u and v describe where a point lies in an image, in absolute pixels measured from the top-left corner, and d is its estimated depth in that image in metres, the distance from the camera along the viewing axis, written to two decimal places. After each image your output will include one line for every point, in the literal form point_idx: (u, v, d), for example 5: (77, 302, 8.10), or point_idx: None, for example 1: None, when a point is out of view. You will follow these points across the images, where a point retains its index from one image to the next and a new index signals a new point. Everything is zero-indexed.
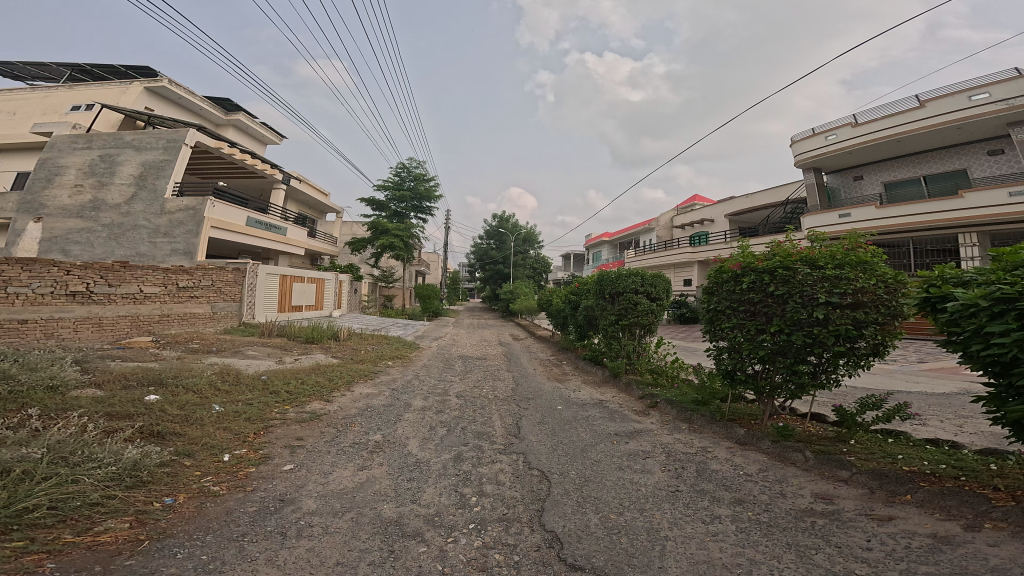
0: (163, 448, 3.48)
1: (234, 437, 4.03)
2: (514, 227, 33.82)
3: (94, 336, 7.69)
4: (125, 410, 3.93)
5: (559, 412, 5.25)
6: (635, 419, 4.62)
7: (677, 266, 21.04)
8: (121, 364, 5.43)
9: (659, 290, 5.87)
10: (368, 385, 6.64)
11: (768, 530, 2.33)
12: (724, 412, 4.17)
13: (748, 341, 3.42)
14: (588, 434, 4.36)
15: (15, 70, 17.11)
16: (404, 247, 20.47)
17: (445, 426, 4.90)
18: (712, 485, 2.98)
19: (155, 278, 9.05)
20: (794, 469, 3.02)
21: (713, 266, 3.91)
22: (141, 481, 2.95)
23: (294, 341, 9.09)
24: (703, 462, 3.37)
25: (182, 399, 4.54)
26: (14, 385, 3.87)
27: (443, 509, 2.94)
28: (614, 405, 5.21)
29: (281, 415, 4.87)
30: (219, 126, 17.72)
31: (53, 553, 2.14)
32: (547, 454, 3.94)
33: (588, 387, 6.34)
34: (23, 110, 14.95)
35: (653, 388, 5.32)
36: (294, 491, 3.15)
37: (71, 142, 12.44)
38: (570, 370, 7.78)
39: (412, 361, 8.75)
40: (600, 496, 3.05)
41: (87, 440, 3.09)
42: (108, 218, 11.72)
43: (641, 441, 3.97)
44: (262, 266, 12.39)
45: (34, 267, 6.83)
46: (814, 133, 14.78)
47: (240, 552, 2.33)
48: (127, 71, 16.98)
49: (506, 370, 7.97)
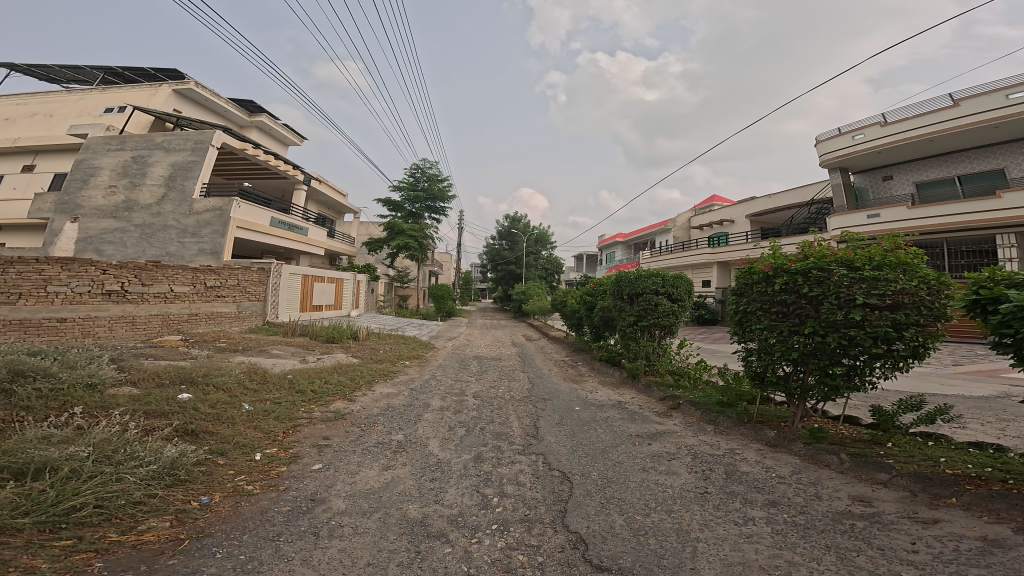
0: (197, 446, 3.53)
1: (264, 436, 4.09)
2: (526, 228, 33.87)
3: (128, 334, 7.80)
4: (161, 408, 3.99)
5: (577, 413, 5.25)
6: (658, 420, 4.60)
7: (697, 266, 20.96)
8: (154, 363, 5.47)
9: (680, 291, 5.86)
10: (388, 385, 6.68)
11: (804, 532, 2.34)
12: (751, 414, 4.14)
13: (781, 343, 3.39)
14: (607, 436, 4.35)
15: (51, 73, 17.45)
16: (419, 247, 20.54)
17: (464, 426, 4.92)
18: (742, 486, 2.98)
19: (185, 278, 9.16)
20: (828, 471, 2.99)
21: (742, 268, 3.90)
22: (178, 481, 3.02)
23: (316, 341, 9.17)
24: (732, 464, 3.34)
25: (213, 398, 4.59)
26: (54, 382, 3.90)
27: (465, 510, 2.95)
28: (634, 406, 5.19)
29: (307, 414, 4.91)
30: (243, 128, 17.92)
31: (100, 552, 2.19)
32: (568, 455, 3.94)
33: (605, 388, 6.33)
34: (58, 112, 15.25)
35: (674, 390, 5.30)
36: (324, 491, 3.18)
37: (104, 143, 12.64)
38: (586, 370, 7.77)
39: (429, 361, 8.79)
40: (624, 497, 3.05)
41: (128, 439, 3.18)
42: (141, 219, 11.91)
43: (664, 443, 3.95)
44: (287, 266, 12.51)
45: (73, 266, 6.94)
46: (841, 133, 14.62)
47: (277, 552, 2.36)
48: (156, 74, 17.25)
49: (521, 370, 8.00)
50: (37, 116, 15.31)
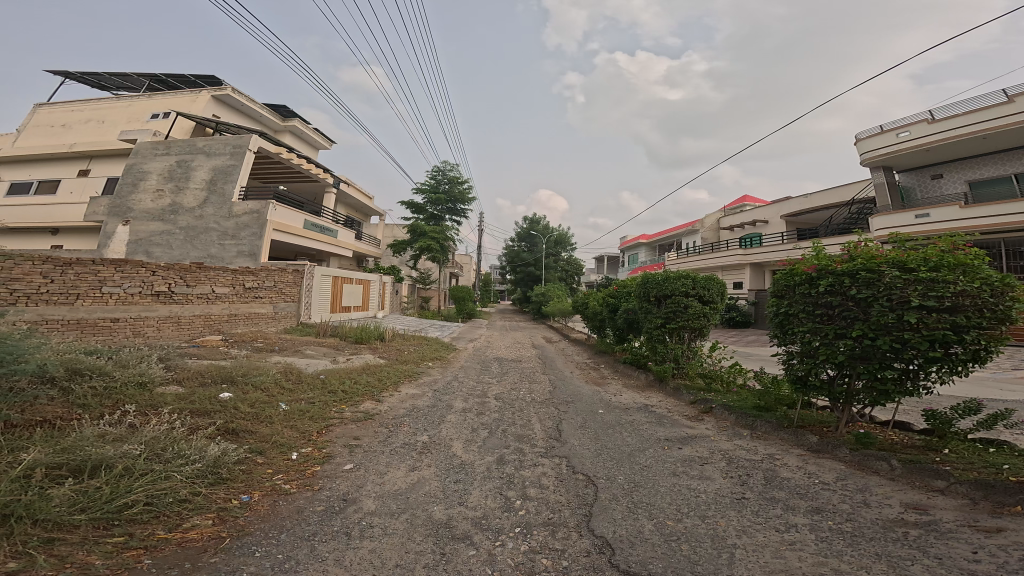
0: (238, 444, 3.72)
1: (298, 435, 4.22)
2: (546, 229, 33.88)
3: (174, 334, 8.02)
4: (204, 407, 4.13)
5: (601, 416, 5.21)
6: (688, 424, 4.53)
7: (727, 267, 20.71)
8: (197, 362, 5.65)
9: (713, 293, 5.78)
10: (413, 386, 6.77)
11: (852, 540, 2.31)
12: (792, 419, 4.06)
13: (826, 347, 3.35)
14: (634, 439, 4.32)
15: (102, 80, 18.04)
16: (440, 249, 20.66)
17: (486, 428, 4.93)
18: (784, 493, 2.94)
19: (226, 279, 9.39)
20: (877, 478, 2.93)
21: (783, 269, 3.88)
22: (221, 479, 3.20)
23: (345, 341, 9.30)
24: (772, 469, 3.29)
25: (252, 397, 4.70)
26: (107, 380, 4.06)
27: (489, 512, 2.95)
28: (663, 410, 5.13)
29: (338, 414, 5.02)
30: (277, 132, 18.31)
31: (149, 549, 2.34)
32: (591, 458, 3.93)
33: (629, 391, 6.27)
34: (111, 118, 15.83)
35: (706, 394, 5.24)
36: (355, 491, 3.23)
37: (152, 147, 13.08)
38: (608, 373, 7.73)
39: (451, 362, 8.88)
40: (654, 502, 3.02)
41: (175, 437, 3.40)
42: (185, 221, 12.32)
43: (696, 447, 3.90)
44: (319, 267, 12.71)
45: (126, 267, 7.19)
46: (884, 130, 14.30)
47: (312, 552, 2.41)
48: (197, 80, 17.74)
49: (542, 372, 8.02)
50: (91, 121, 15.91)
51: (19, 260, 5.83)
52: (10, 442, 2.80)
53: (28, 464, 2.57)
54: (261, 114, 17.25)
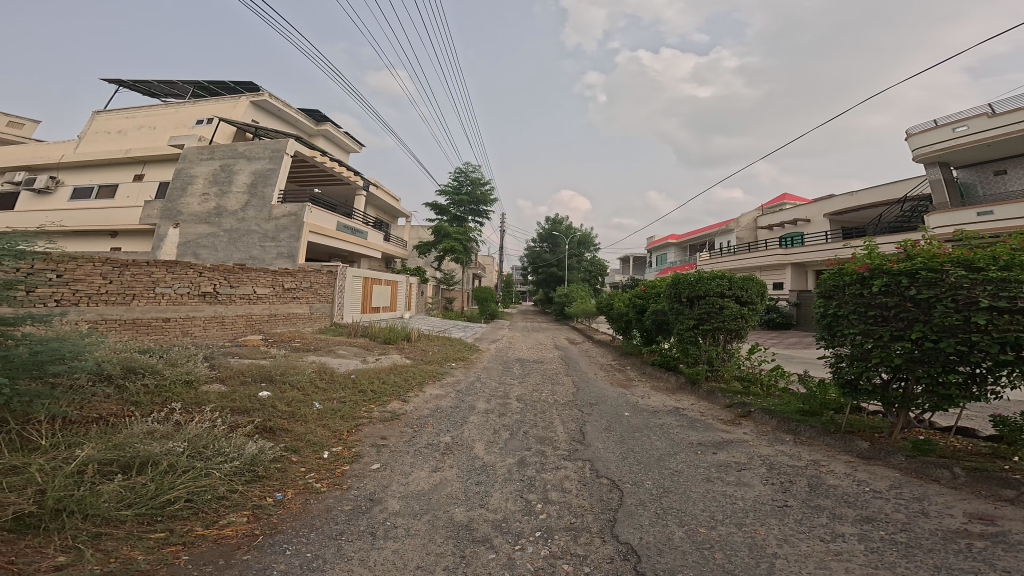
0: (274, 443, 3.81)
1: (329, 434, 4.30)
2: (568, 230, 33.75)
3: (219, 334, 8.24)
4: (244, 405, 4.26)
5: (627, 419, 5.14)
6: (724, 429, 4.44)
7: (765, 267, 20.31)
8: (239, 360, 5.80)
9: (751, 294, 5.65)
10: (437, 386, 6.81)
11: (907, 550, 2.23)
12: (840, 424, 3.92)
13: (881, 350, 3.25)
14: (664, 443, 4.24)
15: (152, 88, 18.71)
16: (463, 250, 20.76)
17: (508, 430, 4.92)
18: (830, 501, 2.85)
19: (266, 280, 9.61)
20: (936, 486, 2.81)
21: (831, 269, 3.78)
22: (257, 476, 3.29)
23: (374, 341, 9.43)
24: (817, 476, 3.19)
25: (288, 396, 4.80)
26: (157, 378, 4.21)
27: (509, 515, 2.94)
28: (696, 413, 5.04)
29: (367, 414, 5.08)
30: (310, 136, 18.73)
31: (187, 545, 2.43)
32: (617, 462, 3.88)
33: (658, 394, 6.18)
34: (161, 125, 16.50)
35: (744, 397, 5.13)
36: (381, 491, 3.28)
37: (198, 152, 13.53)
38: (635, 375, 7.62)
39: (473, 362, 8.89)
40: (685, 508, 2.97)
41: (216, 435, 3.51)
42: (228, 224, 12.80)
43: (732, 453, 3.81)
44: (351, 268, 12.89)
45: (177, 268, 7.46)
46: (938, 125, 13.87)
47: (339, 551, 2.45)
48: (236, 86, 18.30)
49: (565, 374, 7.96)
50: (144, 128, 16.59)
51: (82, 261, 6.08)
52: (67, 438, 2.93)
53: (81, 460, 2.69)
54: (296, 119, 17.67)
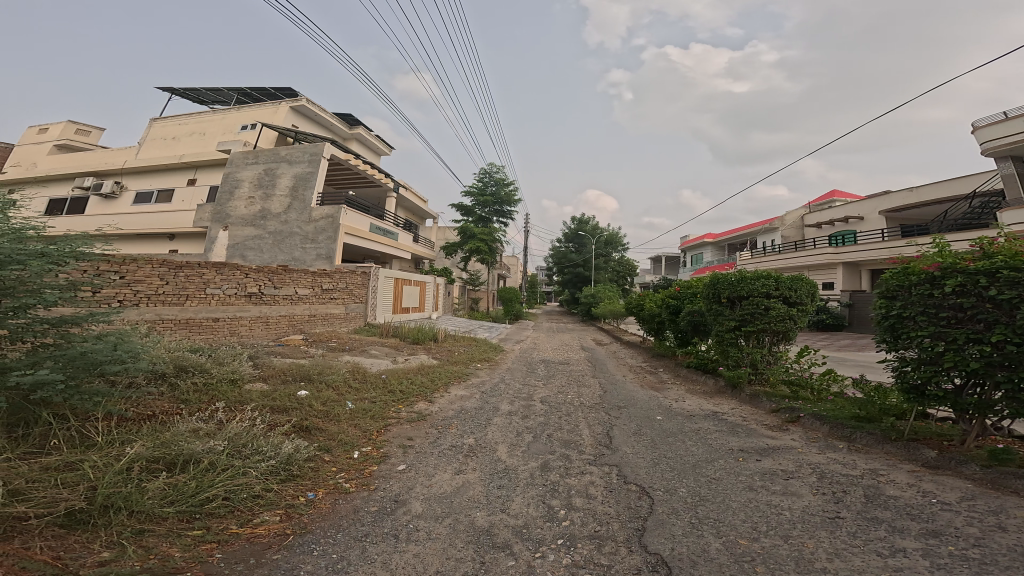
0: (309, 442, 3.86)
1: (359, 434, 4.32)
2: (594, 230, 33.43)
3: (264, 334, 8.44)
4: (284, 404, 4.34)
5: (659, 423, 5.02)
6: (770, 434, 4.29)
7: (814, 267, 19.81)
8: (281, 360, 5.91)
9: (800, 294, 5.42)
10: (461, 387, 6.80)
11: (980, 568, 2.09)
12: (902, 431, 3.74)
13: (954, 354, 3.10)
14: (701, 449, 4.12)
15: (201, 96, 19.39)
16: (488, 251, 20.78)
17: (531, 433, 4.86)
18: (890, 513, 2.71)
19: (307, 281, 9.81)
20: (1014, 499, 2.64)
21: (894, 270, 3.63)
22: (291, 475, 3.33)
23: (404, 341, 9.52)
24: (874, 486, 3.04)
25: (323, 396, 4.87)
26: (206, 377, 4.34)
27: (530, 521, 2.88)
28: (735, 418, 4.90)
29: (395, 414, 5.12)
30: (345, 140, 19.11)
31: (221, 543, 2.47)
32: (647, 468, 3.79)
33: (692, 397, 6.05)
34: (210, 131, 17.16)
35: (792, 402, 4.96)
36: (406, 492, 3.29)
37: (245, 156, 13.91)
38: (668, 378, 7.47)
39: (498, 364, 8.87)
40: (723, 518, 2.87)
41: (256, 433, 3.57)
42: (272, 226, 13.28)
43: (778, 460, 3.67)
44: (383, 269, 13.03)
45: (225, 270, 7.69)
46: (1008, 118, 13.19)
47: (363, 553, 2.46)
48: (277, 93, 18.83)
49: (592, 375, 7.85)
50: (195, 134, 17.32)
51: (141, 262, 6.32)
52: (121, 434, 3.02)
53: (130, 457, 2.78)
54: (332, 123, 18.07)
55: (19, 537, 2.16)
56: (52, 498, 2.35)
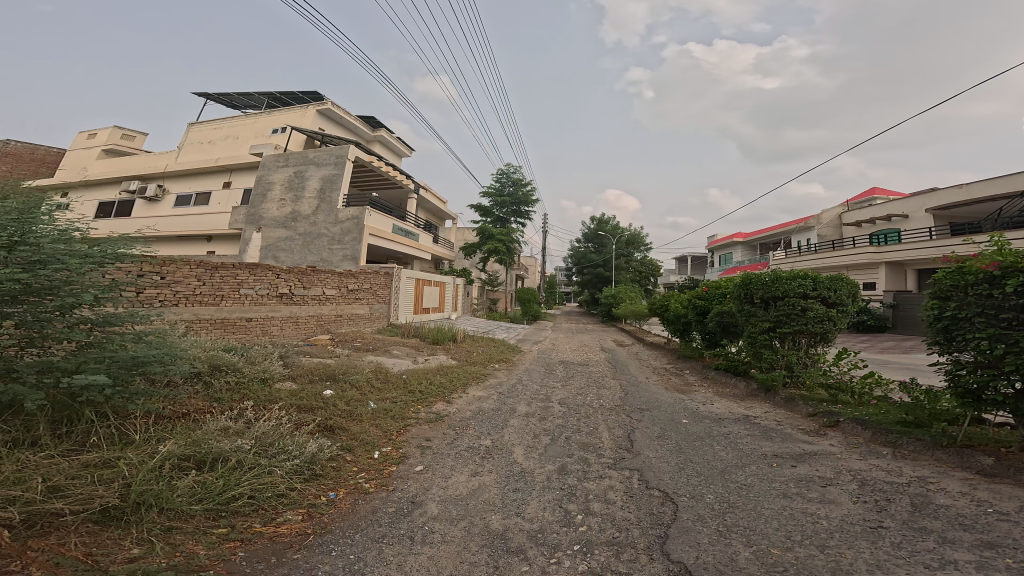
0: (332, 441, 3.87)
1: (380, 434, 4.32)
2: (615, 230, 33.14)
3: (294, 334, 8.56)
4: (310, 403, 4.37)
5: (685, 426, 4.92)
6: (807, 439, 4.16)
7: (854, 266, 19.45)
8: (310, 360, 5.96)
9: (841, 295, 5.23)
10: (480, 388, 6.76)
11: None
12: (954, 437, 3.58)
13: (1014, 358, 2.99)
14: (731, 454, 4.01)
15: (233, 101, 19.82)
16: (506, 251, 20.75)
17: (549, 434, 4.80)
18: (939, 523, 2.59)
19: (334, 281, 9.90)
20: None
21: (947, 268, 3.50)
22: (315, 474, 3.33)
23: (424, 341, 9.56)
24: (922, 494, 2.92)
25: (347, 395, 4.89)
26: (238, 376, 4.40)
27: (546, 526, 2.82)
28: (768, 422, 4.78)
29: (415, 415, 5.10)
30: (368, 142, 19.31)
31: (244, 542, 2.47)
32: (672, 473, 3.69)
33: (720, 400, 5.93)
34: (243, 134, 17.51)
35: (831, 406, 4.83)
36: (422, 494, 3.26)
37: (276, 159, 14.26)
38: (694, 380, 7.34)
39: (515, 364, 8.83)
40: (753, 526, 2.77)
41: (283, 433, 3.58)
42: (302, 227, 13.60)
43: (816, 466, 3.55)
44: (405, 269, 13.09)
45: (258, 271, 7.81)
46: None
47: (379, 555, 2.43)
48: (304, 96, 19.14)
49: (612, 377, 7.74)
50: (230, 138, 17.68)
51: (181, 263, 6.45)
52: (156, 432, 3.06)
53: (162, 455, 2.79)
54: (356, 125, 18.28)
55: (56, 532, 2.19)
56: (87, 495, 2.37)
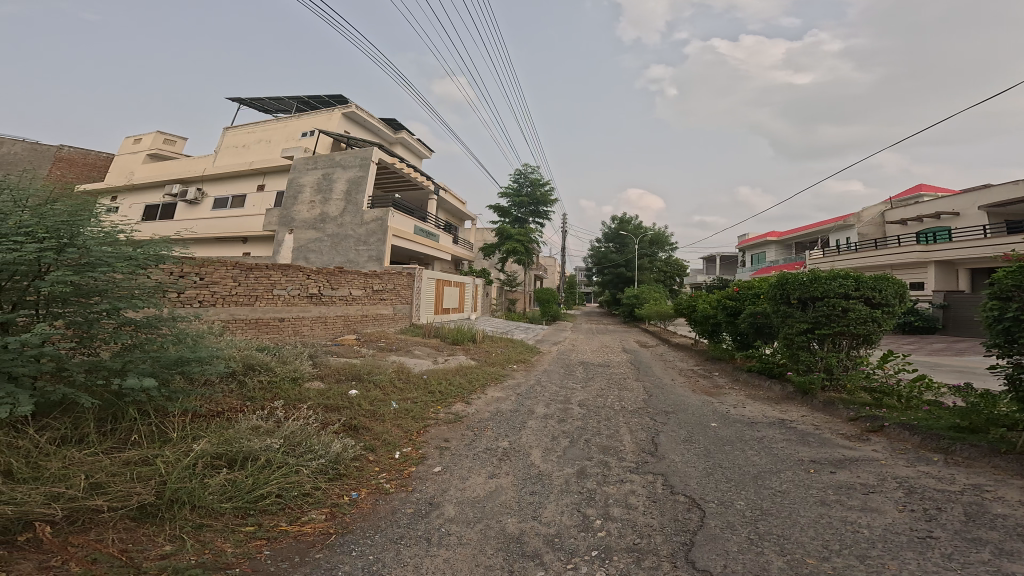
0: (357, 441, 3.88)
1: (401, 434, 4.32)
2: (638, 229, 32.77)
3: (323, 333, 8.68)
4: (336, 402, 4.41)
5: (714, 430, 4.80)
6: (849, 445, 4.02)
7: (899, 266, 18.98)
8: (338, 359, 6.01)
9: (887, 295, 5.03)
10: (498, 389, 6.72)
11: None
12: (1011, 443, 3.40)
13: None
14: (765, 459, 3.88)
15: (265, 106, 20.30)
16: (525, 251, 20.73)
17: (568, 437, 4.73)
18: (995, 534, 2.45)
19: (360, 282, 10.00)
20: None
21: (1011, 267, 3.34)
22: (339, 474, 3.34)
23: (444, 341, 9.61)
24: (976, 504, 2.77)
25: (371, 395, 4.92)
26: (270, 375, 4.45)
27: (563, 530, 2.76)
28: (804, 427, 4.64)
29: (434, 415, 5.08)
30: (390, 144, 19.53)
31: (270, 540, 2.47)
32: (699, 479, 3.59)
33: (750, 403, 5.79)
34: (275, 138, 17.89)
35: (875, 410, 4.65)
36: (440, 495, 3.23)
37: (306, 162, 14.52)
38: (723, 382, 7.18)
39: (534, 365, 8.78)
40: (787, 535, 2.67)
41: (310, 431, 3.60)
42: (330, 229, 13.83)
43: (857, 473, 3.41)
44: (426, 270, 13.15)
45: (290, 272, 7.93)
46: None
47: (397, 556, 2.41)
48: (330, 100, 19.47)
49: (633, 379, 7.63)
50: (263, 142, 18.06)
51: (218, 264, 6.59)
52: (193, 430, 3.11)
53: (196, 452, 2.83)
54: (379, 128, 18.50)
55: (94, 529, 2.23)
56: (126, 492, 2.41)
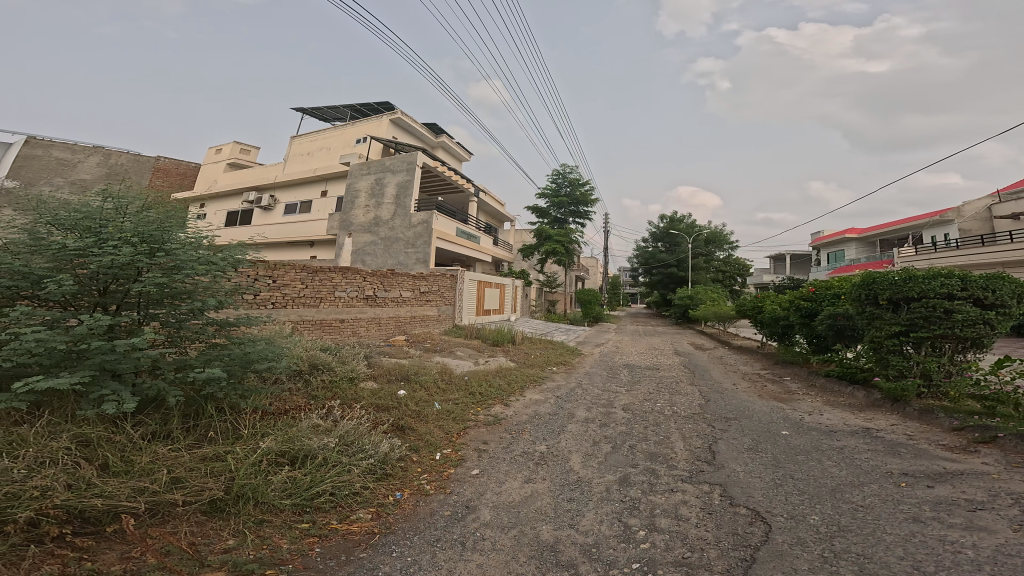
0: (403, 442, 3.89)
1: (442, 435, 4.30)
2: (688, 228, 31.55)
3: (377, 334, 8.89)
4: (386, 402, 4.45)
5: (781, 439, 4.48)
6: (955, 457, 3.62)
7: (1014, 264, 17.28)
8: (389, 359, 6.12)
9: (1001, 296, 4.55)
10: (537, 391, 6.60)
11: None
12: None
13: None
14: (846, 471, 3.57)
15: (322, 115, 21.25)
16: (566, 252, 20.56)
17: (610, 443, 4.55)
18: None
19: (410, 284, 10.18)
20: None
21: None
22: (386, 474, 3.34)
23: (485, 342, 9.62)
24: None
25: (416, 395, 4.94)
26: (331, 374, 4.55)
27: (602, 540, 2.61)
28: (893, 437, 4.24)
29: (474, 417, 5.03)
30: (432, 148, 19.89)
31: (321, 537, 2.47)
32: (761, 491, 3.33)
33: (818, 409, 5.42)
34: (334, 145, 18.59)
35: (986, 420, 4.17)
36: (477, 498, 3.16)
37: (360, 167, 15.03)
38: (791, 388, 6.76)
39: (575, 368, 8.58)
40: (868, 553, 2.42)
41: (362, 430, 3.62)
42: (384, 232, 14.24)
43: (960, 488, 3.06)
44: (470, 272, 13.23)
45: (349, 274, 8.15)
46: None
47: (433, 559, 2.35)
48: (380, 107, 20.09)
49: (685, 382, 7.32)
50: (324, 149, 18.81)
51: (288, 267, 6.89)
52: (262, 427, 3.19)
53: (262, 450, 2.88)
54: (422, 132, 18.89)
55: (170, 522, 2.29)
56: (200, 486, 2.47)
